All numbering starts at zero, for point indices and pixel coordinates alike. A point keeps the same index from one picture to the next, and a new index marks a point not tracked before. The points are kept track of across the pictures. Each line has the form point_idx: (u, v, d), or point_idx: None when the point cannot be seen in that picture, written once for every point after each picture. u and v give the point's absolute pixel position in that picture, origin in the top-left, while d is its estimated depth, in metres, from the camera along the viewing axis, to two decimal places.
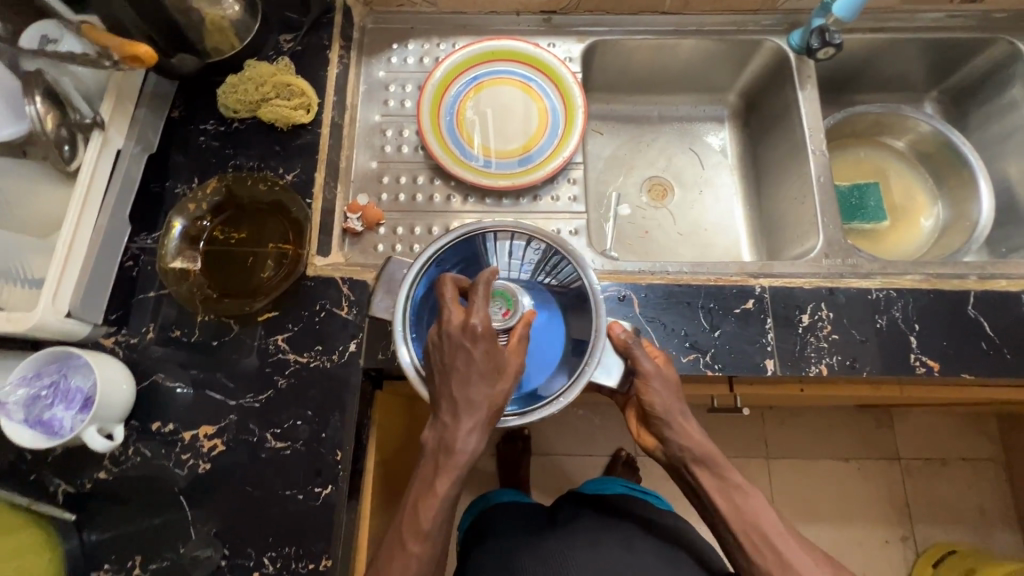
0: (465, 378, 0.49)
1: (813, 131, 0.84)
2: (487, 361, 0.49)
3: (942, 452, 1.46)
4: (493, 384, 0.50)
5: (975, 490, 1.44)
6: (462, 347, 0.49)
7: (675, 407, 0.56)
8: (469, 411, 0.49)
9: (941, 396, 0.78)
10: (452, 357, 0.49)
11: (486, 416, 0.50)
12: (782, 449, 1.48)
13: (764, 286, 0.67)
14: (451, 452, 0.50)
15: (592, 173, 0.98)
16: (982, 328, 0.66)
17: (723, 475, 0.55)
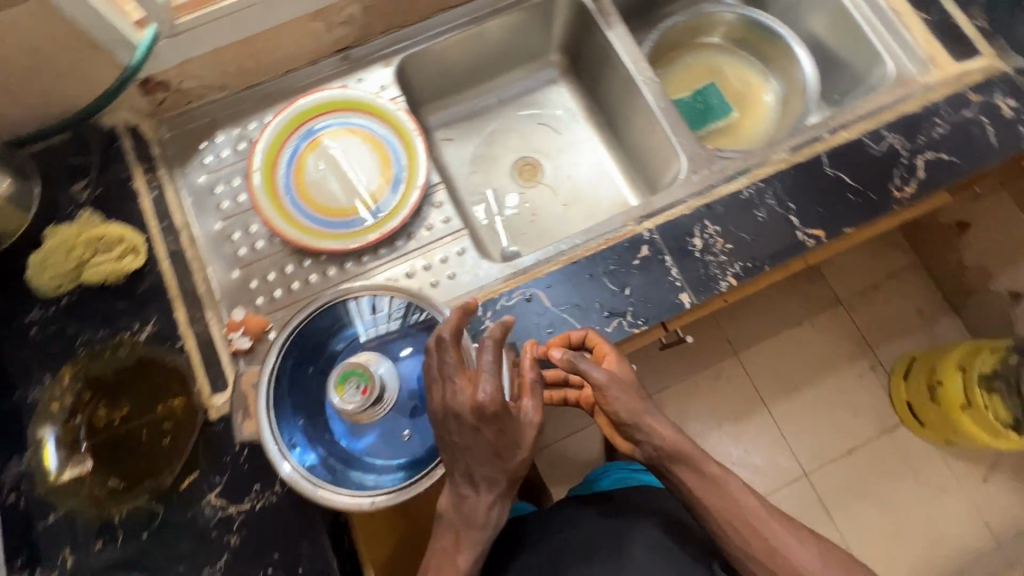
0: (479, 455, 0.53)
1: (634, 63, 0.86)
2: (499, 439, 0.52)
3: (872, 278, 1.61)
4: (507, 458, 0.54)
5: (911, 298, 1.59)
6: (473, 430, 0.52)
7: (641, 406, 0.60)
8: (485, 483, 0.56)
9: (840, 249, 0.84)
10: (461, 436, 0.53)
11: (502, 485, 0.56)
12: (745, 340, 1.57)
13: (650, 229, 0.69)
14: (472, 522, 0.58)
15: (461, 180, 0.97)
16: (842, 181, 0.70)
17: (701, 470, 0.60)
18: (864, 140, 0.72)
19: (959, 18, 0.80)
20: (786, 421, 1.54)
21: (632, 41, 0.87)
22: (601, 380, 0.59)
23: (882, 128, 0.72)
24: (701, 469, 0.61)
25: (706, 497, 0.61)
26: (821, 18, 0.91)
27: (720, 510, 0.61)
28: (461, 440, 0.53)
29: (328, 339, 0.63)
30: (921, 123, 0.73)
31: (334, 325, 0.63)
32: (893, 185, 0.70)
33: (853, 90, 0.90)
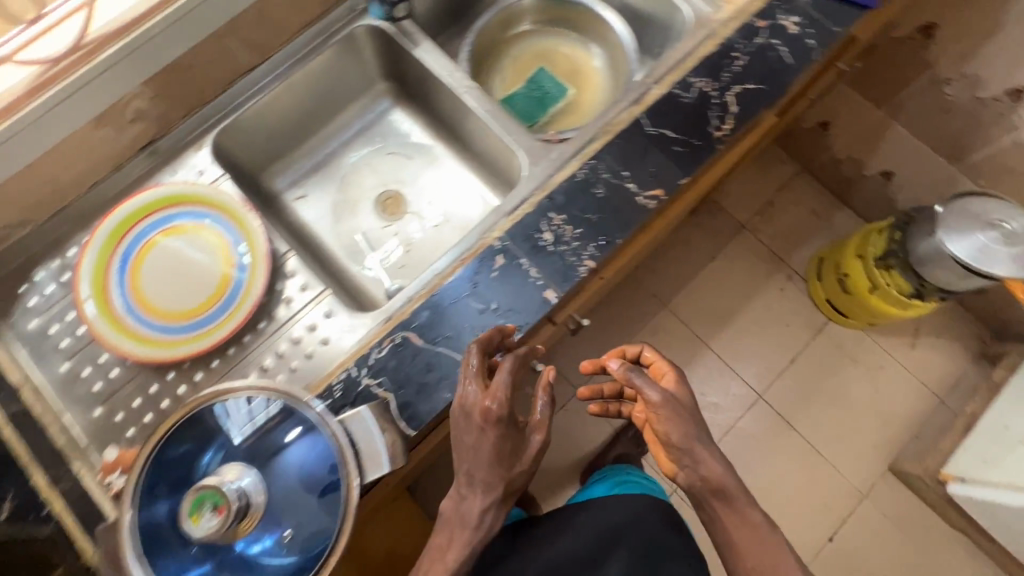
0: (483, 455, 0.61)
1: (449, 73, 0.85)
2: (499, 442, 0.61)
3: (765, 196, 1.74)
4: (503, 464, 0.62)
5: (803, 203, 1.73)
6: (481, 432, 0.61)
7: (690, 429, 0.79)
8: (482, 486, 0.63)
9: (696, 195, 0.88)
10: (469, 439, 0.62)
11: (497, 496, 0.63)
12: (669, 289, 1.66)
13: (499, 236, 0.69)
14: (464, 523, 0.65)
15: (325, 234, 0.94)
16: (665, 137, 0.72)
17: (734, 507, 0.79)
18: (675, 90, 0.74)
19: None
20: (728, 352, 1.61)
21: (442, 53, 0.87)
22: (658, 402, 0.79)
23: (688, 74, 0.74)
24: (739, 510, 0.79)
25: (736, 530, 0.79)
26: None
27: (750, 555, 0.77)
28: (470, 441, 0.62)
29: (198, 452, 0.60)
30: (721, 61, 0.75)
31: (201, 435, 0.60)
32: (712, 126, 0.72)
33: (666, 40, 0.92)
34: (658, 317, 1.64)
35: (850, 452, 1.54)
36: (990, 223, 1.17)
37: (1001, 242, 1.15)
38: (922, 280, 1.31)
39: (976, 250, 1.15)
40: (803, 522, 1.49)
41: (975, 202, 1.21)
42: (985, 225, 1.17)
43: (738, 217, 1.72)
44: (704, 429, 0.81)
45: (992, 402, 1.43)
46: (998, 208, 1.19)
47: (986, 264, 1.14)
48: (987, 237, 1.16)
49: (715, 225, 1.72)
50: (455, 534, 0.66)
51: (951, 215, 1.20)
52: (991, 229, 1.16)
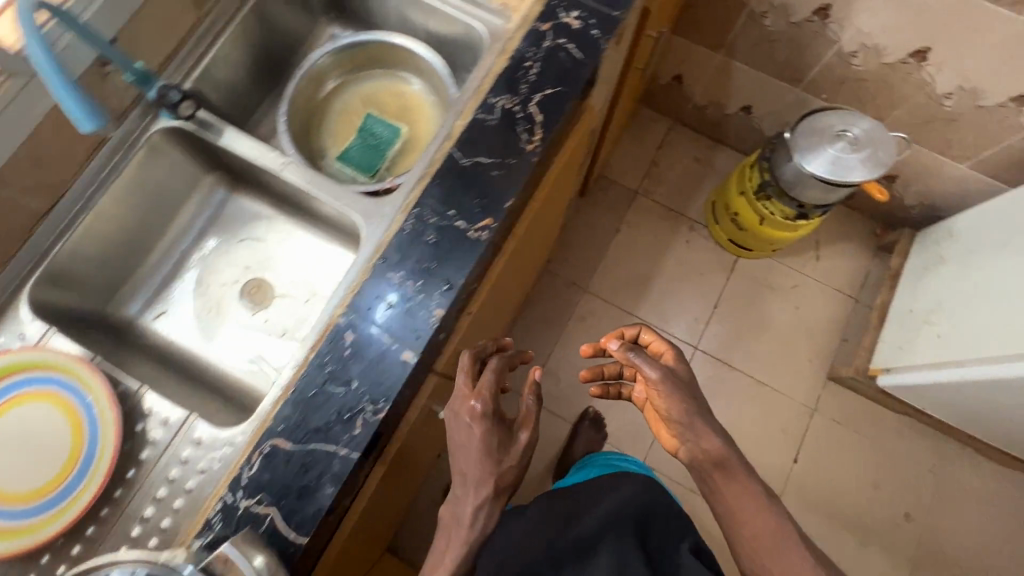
0: (472, 449, 0.76)
1: (262, 154, 0.82)
2: (483, 438, 0.76)
3: (648, 157, 1.79)
4: (487, 459, 0.75)
5: (685, 153, 1.79)
6: (471, 423, 0.77)
7: (691, 404, 0.88)
8: (475, 485, 0.76)
9: (545, 200, 0.89)
10: (464, 436, 0.77)
11: (488, 492, 0.75)
12: (585, 273, 1.69)
13: (343, 312, 0.67)
14: (460, 523, 0.77)
15: (195, 344, 0.90)
16: (479, 166, 0.72)
17: (736, 478, 0.85)
18: (479, 115, 0.74)
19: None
20: (655, 316, 1.66)
21: (250, 135, 0.84)
22: (660, 379, 0.87)
23: (488, 96, 0.74)
24: (745, 484, 0.84)
25: (738, 501, 0.84)
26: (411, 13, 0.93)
27: (749, 524, 0.82)
28: (463, 439, 0.77)
29: None
30: (516, 73, 0.75)
31: None
32: (523, 141, 0.73)
33: (474, 58, 0.93)
34: (582, 303, 1.66)
35: (790, 374, 1.61)
36: (835, 135, 1.23)
37: (849, 150, 1.22)
38: (800, 202, 1.35)
39: (830, 165, 1.22)
40: (766, 451, 1.55)
41: (819, 117, 1.27)
42: (831, 137, 1.23)
43: (629, 184, 1.77)
44: (705, 405, 0.89)
45: (896, 289, 1.53)
46: (839, 117, 1.26)
47: (842, 174, 1.21)
48: (836, 148, 1.22)
49: (610, 198, 1.75)
50: (455, 533, 0.77)
51: (800, 136, 1.25)
52: (838, 140, 1.23)
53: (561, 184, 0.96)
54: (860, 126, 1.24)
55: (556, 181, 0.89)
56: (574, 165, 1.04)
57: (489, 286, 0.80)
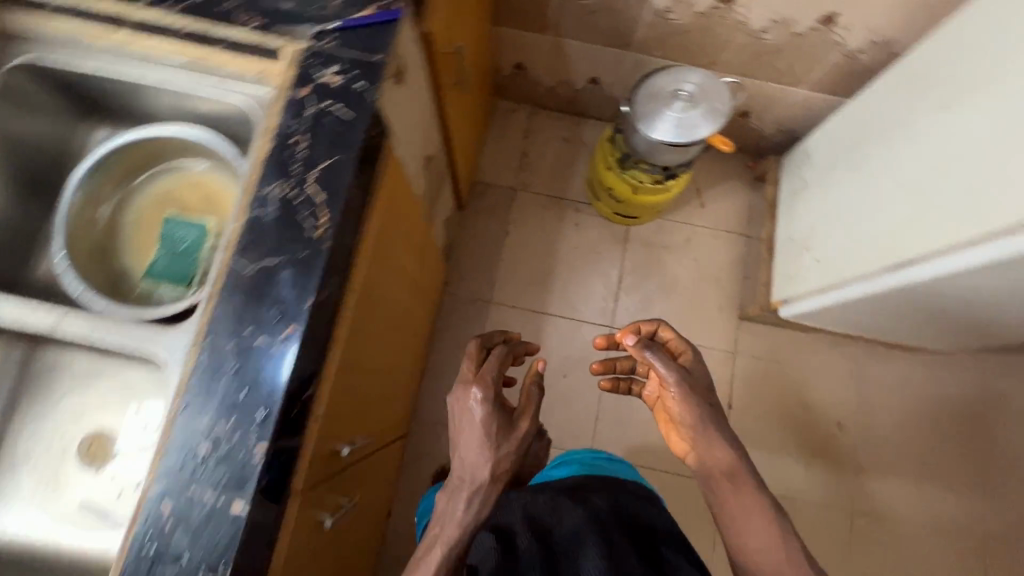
0: (472, 433, 0.97)
1: (30, 315, 0.73)
2: (484, 423, 0.97)
3: (517, 149, 1.75)
4: (485, 443, 0.96)
5: (551, 135, 1.76)
6: (475, 420, 0.97)
7: (703, 402, 0.93)
8: (473, 468, 0.95)
9: (375, 263, 0.83)
10: (470, 428, 0.98)
11: (482, 481, 0.94)
12: (485, 284, 1.65)
13: (152, 481, 0.59)
14: (451, 511, 0.94)
15: (38, 530, 0.80)
16: (266, 270, 0.65)
17: (739, 484, 0.89)
18: (253, 212, 0.66)
19: (232, 25, 0.72)
20: (566, 307, 1.64)
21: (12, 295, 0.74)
22: (680, 378, 0.93)
23: (258, 187, 0.67)
24: (741, 491, 0.88)
25: (739, 510, 0.87)
26: (168, 99, 0.83)
27: (753, 538, 0.85)
28: (465, 424, 0.99)
29: None
30: (284, 153, 0.68)
31: None
32: (310, 228, 0.66)
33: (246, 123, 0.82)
34: (491, 316, 1.62)
35: (705, 326, 1.63)
36: (672, 96, 1.22)
37: (687, 109, 1.21)
38: (662, 167, 1.35)
39: (674, 128, 1.21)
40: None
41: (654, 80, 1.24)
42: (669, 100, 1.22)
43: (506, 183, 1.72)
44: (719, 413, 0.94)
45: (777, 218, 1.56)
46: (673, 75, 1.24)
47: (688, 135, 1.20)
48: (675, 110, 1.21)
49: (490, 202, 1.70)
50: (447, 520, 0.93)
51: (641, 105, 1.23)
52: (675, 101, 1.21)
53: (391, 231, 0.89)
54: (694, 81, 1.23)
55: (379, 238, 0.82)
56: (408, 203, 0.97)
57: (332, 380, 0.73)
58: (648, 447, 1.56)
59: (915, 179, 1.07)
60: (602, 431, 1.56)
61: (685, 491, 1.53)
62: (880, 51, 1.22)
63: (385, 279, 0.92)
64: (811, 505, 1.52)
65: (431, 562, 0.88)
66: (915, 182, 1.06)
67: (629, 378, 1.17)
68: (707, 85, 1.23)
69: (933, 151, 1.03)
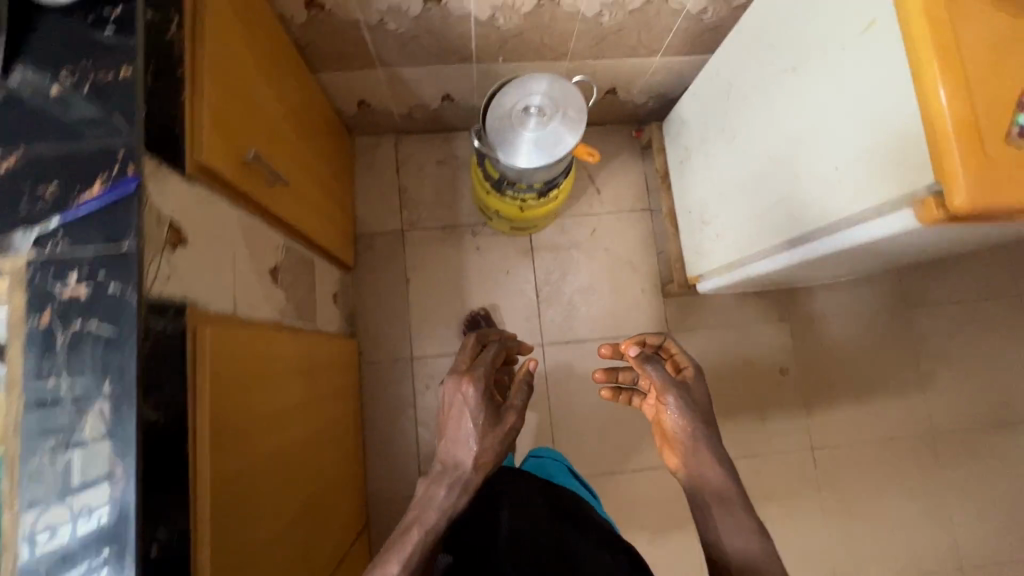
0: (461, 419, 0.84)
1: None
2: (477, 408, 0.84)
3: (393, 186, 1.60)
4: (479, 429, 0.82)
5: (425, 160, 1.62)
6: (465, 413, 0.84)
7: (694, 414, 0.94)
8: (462, 456, 0.81)
9: (230, 433, 0.73)
10: (458, 422, 0.84)
11: (467, 474, 0.79)
12: (402, 341, 1.54)
13: None
14: (432, 499, 0.77)
15: None
16: (80, 527, 0.53)
17: (729, 501, 0.86)
18: (27, 495, 0.53)
19: None
20: None
21: None
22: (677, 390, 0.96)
23: (23, 462, 0.54)
24: (724, 509, 0.85)
25: (726, 527, 0.83)
26: None
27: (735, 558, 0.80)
28: (456, 413, 0.85)
29: None
30: (44, 408, 0.54)
31: None
32: (105, 490, 0.54)
33: None
34: (418, 372, 1.53)
35: (634, 314, 1.60)
36: (523, 115, 1.11)
37: (543, 126, 1.10)
38: (532, 186, 1.25)
39: (533, 152, 1.11)
40: None
41: (501, 98, 1.11)
42: (522, 119, 1.11)
43: (392, 227, 1.58)
44: (712, 430, 0.93)
45: (673, 189, 1.51)
46: (520, 87, 1.11)
47: (551, 154, 1.11)
48: (531, 131, 1.10)
49: (381, 252, 1.57)
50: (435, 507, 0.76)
51: (495, 131, 1.12)
52: (528, 120, 1.10)
53: (233, 402, 0.74)
54: (543, 89, 1.10)
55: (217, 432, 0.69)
56: (251, 345, 0.81)
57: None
58: (609, 452, 1.54)
59: (773, 157, 1.02)
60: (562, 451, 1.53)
61: (657, 482, 1.53)
62: (723, 7, 1.14)
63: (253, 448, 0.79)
64: (771, 456, 1.56)
65: (404, 548, 0.72)
66: (774, 160, 1.02)
67: (631, 389, 1.14)
68: (560, 89, 1.11)
69: (781, 127, 0.99)
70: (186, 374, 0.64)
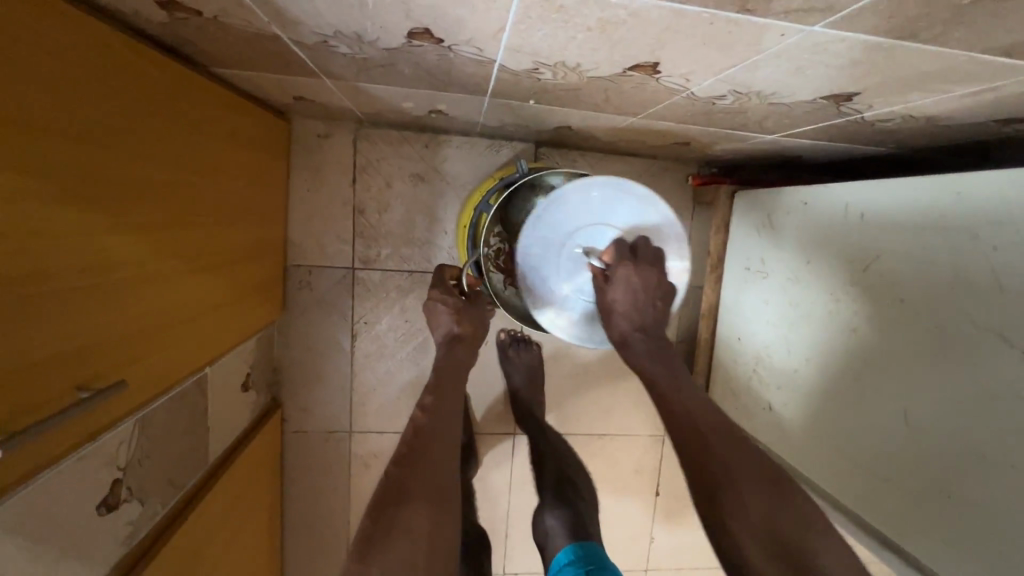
0: (432, 309, 0.88)
1: None
2: (443, 291, 0.89)
3: (344, 202, 1.13)
4: (448, 311, 0.87)
5: (396, 171, 1.13)
6: (435, 306, 0.88)
7: (612, 312, 0.75)
8: (448, 339, 0.87)
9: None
10: (433, 311, 0.89)
11: (457, 338, 0.86)
12: (339, 409, 1.21)
13: None
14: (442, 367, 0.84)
15: None
16: None
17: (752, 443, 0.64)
18: None
19: None
20: None
21: None
22: (601, 285, 0.77)
23: None
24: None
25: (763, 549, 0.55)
26: None
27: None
28: (429, 306, 0.89)
29: None
30: None
31: None
32: None
33: None
34: (356, 449, 1.23)
35: (627, 411, 1.33)
36: (581, 260, 0.80)
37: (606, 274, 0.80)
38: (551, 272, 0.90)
39: (572, 316, 0.83)
40: (627, 500, 1.35)
41: (559, 217, 0.79)
42: (579, 263, 0.81)
43: (339, 261, 1.15)
44: (635, 317, 0.75)
45: (724, 288, 1.12)
46: (592, 211, 0.79)
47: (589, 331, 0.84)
48: (583, 285, 0.82)
49: (322, 293, 1.16)
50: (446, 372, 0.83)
51: (535, 260, 0.81)
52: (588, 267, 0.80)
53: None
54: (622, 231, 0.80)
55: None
56: None
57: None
58: None
59: (917, 420, 0.68)
60: (513, 550, 1.34)
61: None
62: (918, 122, 0.67)
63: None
64: None
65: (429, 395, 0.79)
66: (917, 424, 0.68)
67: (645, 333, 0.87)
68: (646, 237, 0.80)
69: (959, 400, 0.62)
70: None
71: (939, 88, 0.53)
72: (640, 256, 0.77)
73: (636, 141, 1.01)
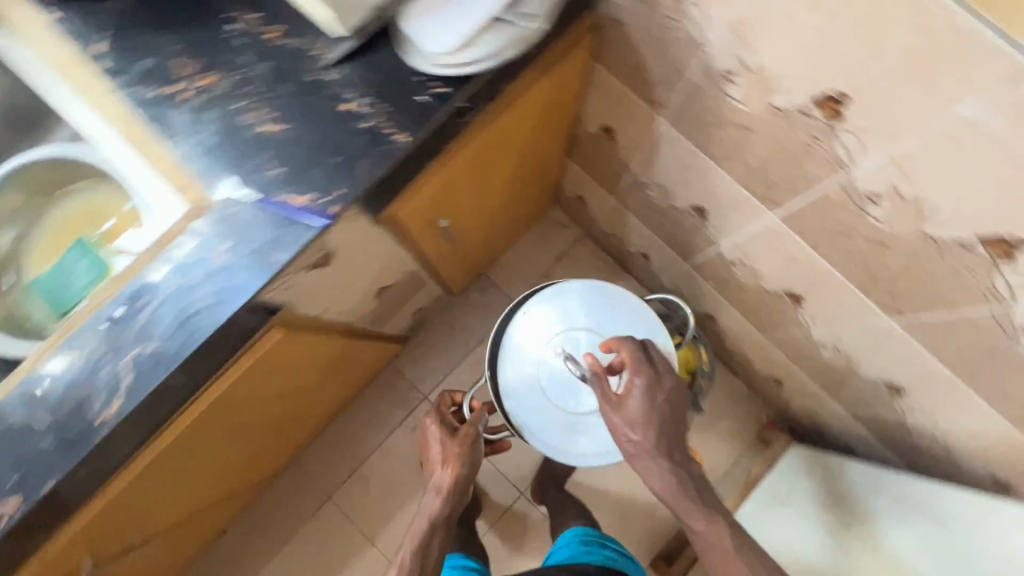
0: (427, 446, 0.94)
1: None
2: (439, 436, 0.92)
3: (543, 266, 1.60)
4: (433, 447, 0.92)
5: (585, 273, 1.60)
6: (432, 442, 0.93)
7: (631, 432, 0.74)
8: (437, 486, 0.89)
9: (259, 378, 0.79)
10: (431, 451, 0.93)
11: (444, 486, 0.89)
12: (431, 378, 1.55)
13: None
14: (430, 499, 0.89)
15: None
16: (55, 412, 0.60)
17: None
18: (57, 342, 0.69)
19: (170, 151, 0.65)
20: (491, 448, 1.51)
21: None
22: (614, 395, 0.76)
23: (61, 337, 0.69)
24: None
25: None
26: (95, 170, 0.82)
27: None
28: (430, 441, 0.93)
29: None
30: (126, 312, 0.62)
31: None
32: (93, 407, 0.60)
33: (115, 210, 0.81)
34: (417, 412, 1.53)
35: None
36: (560, 360, 0.86)
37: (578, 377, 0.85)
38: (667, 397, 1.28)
39: (554, 415, 0.86)
40: None
41: (540, 320, 0.89)
42: (560, 367, 0.86)
43: (512, 294, 1.59)
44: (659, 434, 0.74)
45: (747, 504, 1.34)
46: (574, 314, 0.89)
47: (568, 433, 0.86)
48: (555, 384, 0.86)
49: (486, 303, 1.58)
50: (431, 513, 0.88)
51: (517, 355, 0.88)
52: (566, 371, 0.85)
53: (213, 415, 0.75)
54: (608, 339, 0.88)
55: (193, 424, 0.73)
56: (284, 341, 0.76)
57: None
58: None
59: None
60: None
61: None
62: (943, 452, 0.95)
63: (235, 450, 0.96)
64: None
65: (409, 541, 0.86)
66: None
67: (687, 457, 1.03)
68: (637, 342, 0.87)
69: None
70: (132, 452, 0.69)
71: (955, 416, 0.85)
72: (647, 356, 0.78)
73: (747, 359, 1.37)
